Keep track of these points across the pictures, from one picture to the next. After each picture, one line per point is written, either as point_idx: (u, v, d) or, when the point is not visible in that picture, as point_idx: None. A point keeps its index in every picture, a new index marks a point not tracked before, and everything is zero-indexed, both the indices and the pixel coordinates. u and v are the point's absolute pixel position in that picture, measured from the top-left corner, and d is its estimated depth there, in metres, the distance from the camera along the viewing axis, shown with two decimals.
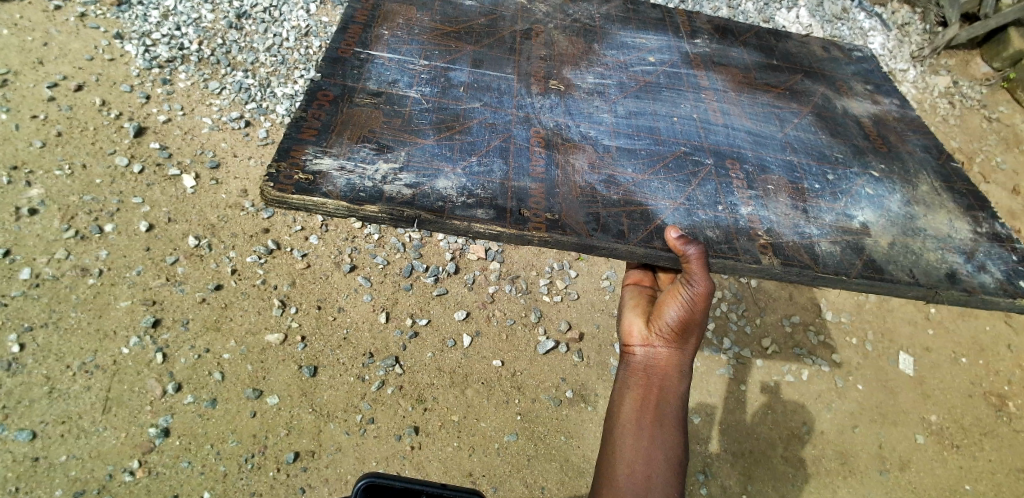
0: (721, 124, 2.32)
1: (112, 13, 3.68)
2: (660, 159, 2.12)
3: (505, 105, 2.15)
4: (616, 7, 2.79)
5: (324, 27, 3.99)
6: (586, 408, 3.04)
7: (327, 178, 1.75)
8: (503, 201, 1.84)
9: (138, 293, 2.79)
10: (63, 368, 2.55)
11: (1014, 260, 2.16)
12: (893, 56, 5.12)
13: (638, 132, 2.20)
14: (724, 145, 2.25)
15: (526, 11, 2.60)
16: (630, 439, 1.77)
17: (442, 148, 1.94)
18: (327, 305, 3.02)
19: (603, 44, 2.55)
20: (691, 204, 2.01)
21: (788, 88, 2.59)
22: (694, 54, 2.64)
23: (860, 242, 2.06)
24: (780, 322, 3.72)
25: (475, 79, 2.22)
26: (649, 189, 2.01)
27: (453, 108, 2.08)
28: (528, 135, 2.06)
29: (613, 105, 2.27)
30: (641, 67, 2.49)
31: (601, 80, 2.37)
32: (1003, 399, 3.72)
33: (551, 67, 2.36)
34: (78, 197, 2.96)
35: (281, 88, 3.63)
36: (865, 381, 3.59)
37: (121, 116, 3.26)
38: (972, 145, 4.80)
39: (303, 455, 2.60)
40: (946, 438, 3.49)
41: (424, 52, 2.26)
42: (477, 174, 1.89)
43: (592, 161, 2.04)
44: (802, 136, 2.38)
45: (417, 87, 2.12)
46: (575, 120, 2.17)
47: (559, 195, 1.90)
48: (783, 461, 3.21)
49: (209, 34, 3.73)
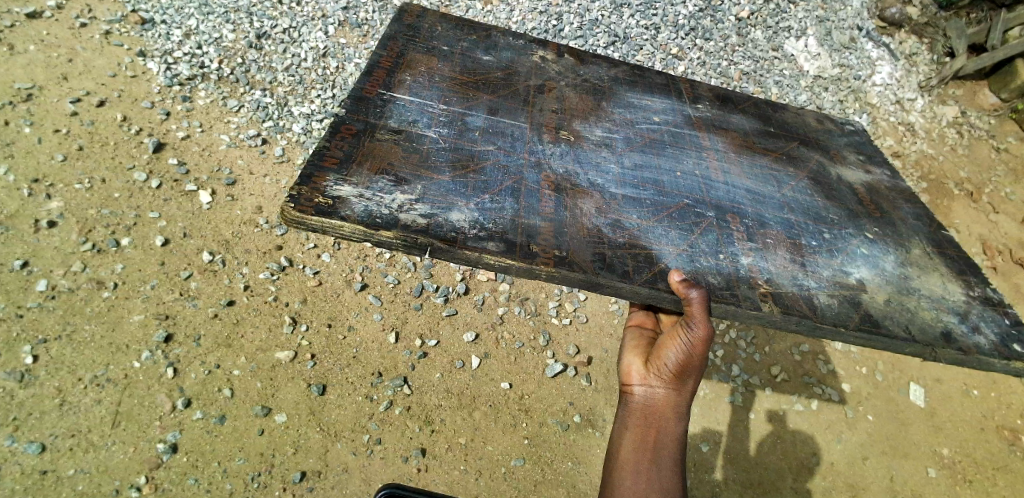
0: (721, 182, 2.34)
1: (136, 31, 3.75)
2: (664, 209, 2.14)
3: (518, 149, 2.18)
4: (622, 71, 2.80)
5: (341, 48, 4.04)
6: (594, 433, 3.03)
7: (345, 202, 1.78)
8: (514, 235, 1.86)
9: (152, 307, 2.81)
10: (75, 381, 2.56)
11: (1007, 324, 2.18)
12: (901, 85, 5.11)
13: (643, 182, 2.22)
14: (725, 201, 2.26)
15: (540, 68, 2.65)
16: (626, 484, 1.79)
17: (457, 183, 1.97)
18: (337, 323, 3.04)
19: (608, 102, 2.58)
20: (693, 250, 2.02)
21: (784, 149, 2.64)
22: (697, 117, 2.65)
23: (856, 297, 2.07)
24: (789, 351, 3.70)
25: (491, 124, 2.26)
26: (653, 235, 2.02)
27: (469, 148, 2.12)
28: (540, 178, 2.09)
29: (620, 157, 2.30)
30: (646, 126, 2.51)
31: (609, 134, 2.40)
32: (1016, 433, 3.67)
33: (562, 119, 2.40)
34: (96, 210, 3.00)
35: (298, 107, 3.69)
36: (875, 411, 3.55)
37: (141, 131, 3.32)
38: (982, 176, 4.81)
39: (310, 475, 2.59)
40: (958, 473, 3.44)
41: (443, 97, 2.31)
42: (489, 209, 1.92)
43: (599, 206, 2.06)
44: (800, 199, 2.39)
45: (436, 127, 2.16)
46: (584, 168, 2.20)
47: (568, 234, 1.92)
48: (794, 493, 3.16)
49: (229, 53, 3.80)
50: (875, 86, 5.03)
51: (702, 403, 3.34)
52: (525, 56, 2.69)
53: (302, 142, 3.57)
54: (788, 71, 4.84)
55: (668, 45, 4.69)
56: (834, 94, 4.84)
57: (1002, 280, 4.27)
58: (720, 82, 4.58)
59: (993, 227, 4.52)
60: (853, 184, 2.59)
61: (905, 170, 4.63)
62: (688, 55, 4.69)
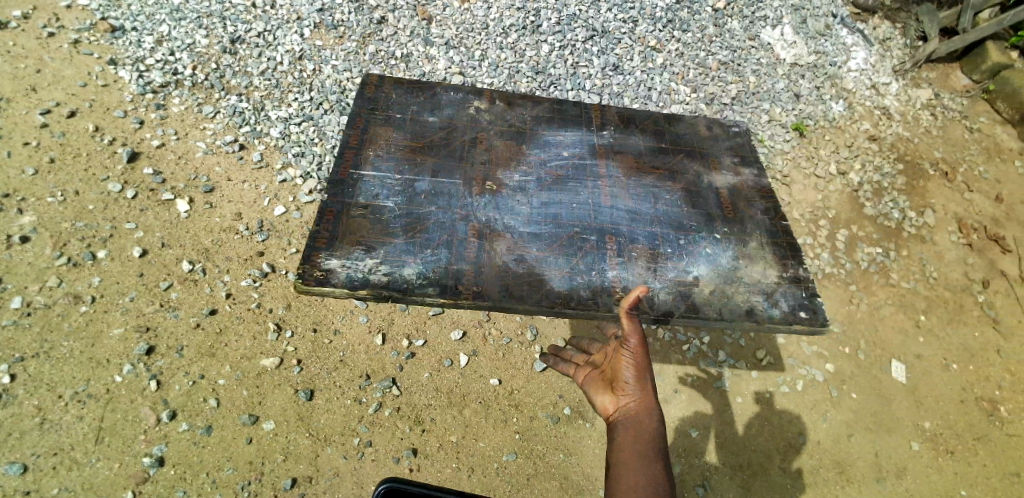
0: (624, 196, 2.44)
1: (105, 39, 3.67)
2: (560, 231, 2.29)
3: (458, 201, 2.31)
4: (543, 108, 2.71)
5: (317, 51, 3.97)
6: (584, 425, 3.04)
7: (333, 272, 2.06)
8: (448, 280, 2.11)
9: (133, 319, 2.77)
10: (55, 398, 2.52)
11: (805, 299, 2.29)
12: (876, 70, 5.18)
13: (551, 212, 2.34)
14: (620, 227, 2.34)
15: (474, 97, 2.69)
16: (617, 485, 1.69)
17: (410, 244, 2.17)
18: (322, 327, 3.01)
19: (512, 143, 2.54)
20: (576, 269, 2.21)
21: (677, 153, 2.63)
22: (600, 144, 2.61)
23: (690, 290, 2.24)
24: (774, 334, 3.69)
25: (438, 182, 2.34)
26: (546, 259, 2.21)
27: (421, 209, 2.26)
28: (470, 228, 2.24)
29: (534, 195, 2.38)
30: (562, 150, 2.56)
31: (530, 171, 2.46)
32: (994, 405, 3.75)
33: (490, 160, 2.46)
34: (70, 223, 2.94)
35: (275, 111, 3.64)
36: (859, 390, 3.61)
37: (114, 141, 3.26)
38: (955, 155, 4.90)
39: (301, 481, 2.59)
40: (941, 446, 3.52)
41: (401, 166, 2.37)
42: (432, 260, 2.15)
43: (511, 243, 2.23)
44: (621, 202, 2.42)
45: (394, 194, 2.28)
46: (504, 211, 2.31)
47: (483, 274, 2.13)
48: (781, 473, 3.23)
49: (202, 59, 3.73)
50: (850, 72, 5.09)
51: (690, 391, 3.37)
52: (462, 109, 2.62)
53: (281, 146, 3.52)
54: (765, 59, 4.87)
55: (646, 37, 4.70)
56: (811, 80, 4.88)
57: (978, 257, 4.37)
58: (699, 73, 4.61)
59: (968, 206, 4.61)
60: (727, 184, 2.57)
61: (882, 153, 4.70)
62: (667, 46, 4.70)
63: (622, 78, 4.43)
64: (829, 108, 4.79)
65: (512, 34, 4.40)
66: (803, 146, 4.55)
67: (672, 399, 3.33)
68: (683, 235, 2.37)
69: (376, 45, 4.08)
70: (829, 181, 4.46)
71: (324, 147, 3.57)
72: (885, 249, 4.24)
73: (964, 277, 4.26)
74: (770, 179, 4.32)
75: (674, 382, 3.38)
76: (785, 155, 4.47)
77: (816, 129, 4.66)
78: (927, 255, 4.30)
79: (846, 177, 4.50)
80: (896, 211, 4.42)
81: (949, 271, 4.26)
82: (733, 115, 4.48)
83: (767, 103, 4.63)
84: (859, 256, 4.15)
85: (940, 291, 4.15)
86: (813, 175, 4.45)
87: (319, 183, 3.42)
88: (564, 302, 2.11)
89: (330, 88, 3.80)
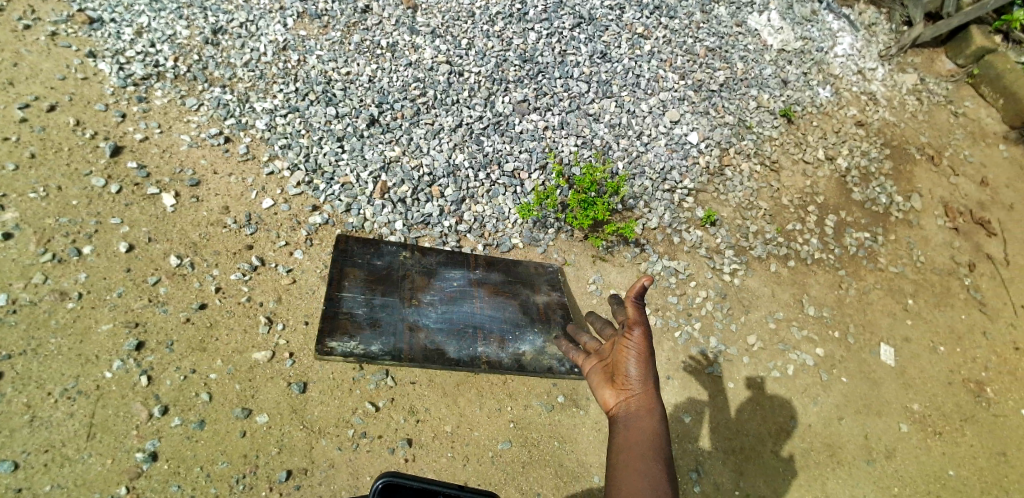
0: (500, 308, 3.31)
1: (84, 31, 3.58)
2: (458, 331, 3.13)
3: (400, 308, 3.10)
4: (444, 251, 3.40)
5: (302, 41, 3.92)
6: (578, 412, 3.11)
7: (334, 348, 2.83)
8: (401, 350, 2.95)
9: (121, 315, 2.74)
10: (44, 395, 2.48)
11: None
12: (862, 55, 5.21)
13: (455, 322, 3.16)
14: (487, 324, 3.21)
15: (406, 215, 3.48)
16: (622, 483, 1.76)
17: (375, 334, 2.96)
18: (314, 321, 3.00)
19: (423, 276, 3.26)
20: (470, 340, 3.12)
21: (520, 281, 3.42)
22: (475, 276, 3.36)
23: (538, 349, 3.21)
24: (764, 320, 3.72)
25: (387, 299, 3.11)
26: (448, 348, 3.05)
27: (384, 314, 3.05)
28: (405, 327, 3.04)
29: (444, 307, 3.20)
30: (461, 278, 3.34)
31: (440, 290, 3.25)
32: (980, 386, 3.83)
33: (412, 281, 3.23)
34: (54, 219, 2.89)
35: (260, 103, 3.59)
36: (849, 373, 3.66)
37: (97, 135, 3.21)
38: (941, 140, 4.95)
39: (296, 473, 2.60)
40: (929, 427, 3.59)
41: (366, 282, 3.13)
42: (390, 341, 2.96)
43: (428, 336, 3.06)
44: (486, 311, 3.26)
45: (360, 300, 3.05)
46: (424, 317, 3.13)
47: (406, 355, 2.95)
48: (773, 456, 3.28)
49: (185, 50, 3.66)
50: (837, 57, 5.11)
51: (683, 377, 3.39)
52: (398, 253, 3.30)
53: (267, 139, 3.48)
54: (751, 45, 4.88)
55: (633, 24, 4.69)
56: (798, 66, 4.89)
57: (963, 240, 4.44)
58: (686, 60, 4.60)
59: (953, 190, 4.67)
60: (544, 300, 3.39)
61: (869, 138, 4.73)
62: (654, 33, 4.68)
63: (610, 66, 4.41)
64: (816, 94, 4.82)
65: (499, 22, 4.37)
66: (790, 132, 4.58)
67: (665, 385, 3.34)
68: (539, 323, 3.31)
69: (362, 35, 4.04)
70: (817, 166, 4.48)
71: (311, 139, 3.55)
72: (873, 234, 4.28)
73: (951, 261, 4.32)
74: (759, 165, 4.34)
75: (667, 368, 3.40)
76: (773, 142, 4.48)
77: (804, 115, 4.69)
78: (914, 239, 4.35)
79: (834, 163, 4.52)
80: (883, 196, 4.46)
81: (936, 255, 4.31)
82: (721, 101, 4.48)
83: (755, 89, 4.64)
84: (847, 241, 4.19)
85: (927, 274, 4.21)
86: (801, 161, 4.47)
87: (307, 175, 3.41)
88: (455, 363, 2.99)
89: (316, 79, 3.76)
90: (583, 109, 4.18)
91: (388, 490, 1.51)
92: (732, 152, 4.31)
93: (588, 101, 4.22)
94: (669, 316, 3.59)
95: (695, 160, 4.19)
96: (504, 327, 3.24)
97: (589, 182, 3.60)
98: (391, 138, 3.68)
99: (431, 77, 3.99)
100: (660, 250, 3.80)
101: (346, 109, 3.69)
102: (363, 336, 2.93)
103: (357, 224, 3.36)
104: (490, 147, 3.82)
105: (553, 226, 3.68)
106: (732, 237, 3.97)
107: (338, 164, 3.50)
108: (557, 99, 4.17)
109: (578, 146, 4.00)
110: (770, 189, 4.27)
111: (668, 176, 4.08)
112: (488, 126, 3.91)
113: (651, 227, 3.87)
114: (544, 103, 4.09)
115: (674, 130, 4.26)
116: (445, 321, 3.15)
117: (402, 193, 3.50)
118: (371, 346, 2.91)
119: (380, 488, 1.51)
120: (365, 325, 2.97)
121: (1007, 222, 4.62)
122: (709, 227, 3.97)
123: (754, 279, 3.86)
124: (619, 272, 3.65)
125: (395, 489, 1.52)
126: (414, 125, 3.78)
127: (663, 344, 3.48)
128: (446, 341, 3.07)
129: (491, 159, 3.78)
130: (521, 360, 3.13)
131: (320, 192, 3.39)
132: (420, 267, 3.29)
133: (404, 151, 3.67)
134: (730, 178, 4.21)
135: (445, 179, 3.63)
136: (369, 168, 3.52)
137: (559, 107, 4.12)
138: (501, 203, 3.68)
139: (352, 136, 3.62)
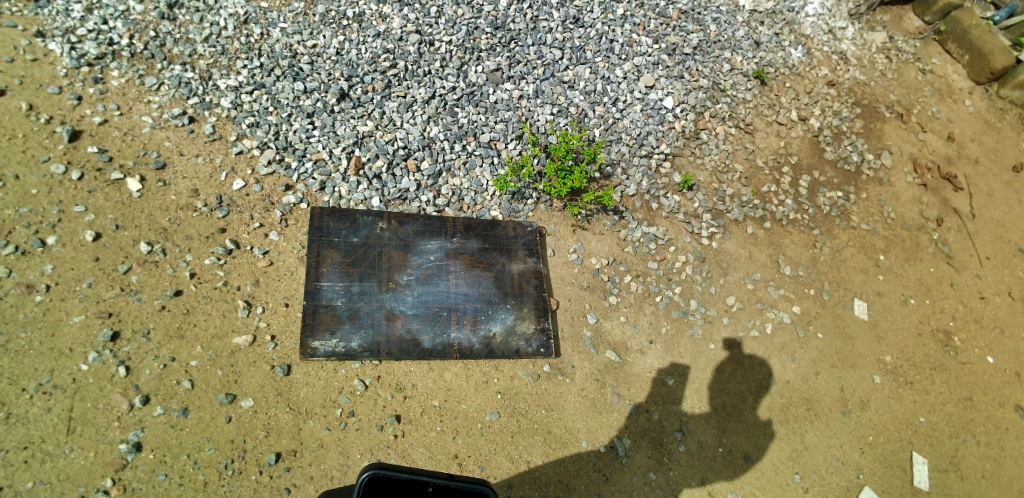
0: (476, 290, 3.28)
1: (29, 9, 3.36)
2: (433, 316, 3.11)
3: (375, 296, 3.07)
4: (420, 222, 3.36)
5: (263, 13, 3.76)
6: (564, 380, 3.18)
7: (315, 348, 2.85)
8: (378, 345, 2.95)
9: (93, 306, 2.66)
10: (18, 391, 2.42)
11: None
12: (832, 15, 5.20)
13: (431, 307, 3.14)
14: (460, 305, 3.19)
15: (381, 189, 3.41)
16: None
17: (354, 329, 2.95)
18: (294, 302, 2.96)
19: (400, 252, 3.23)
20: (445, 326, 3.11)
21: (496, 248, 3.42)
22: (452, 246, 3.35)
23: (513, 329, 3.22)
24: (743, 281, 3.78)
25: (361, 287, 3.07)
26: (424, 332, 3.06)
27: (360, 307, 3.01)
28: (383, 316, 3.03)
29: (418, 292, 3.16)
30: (436, 258, 3.28)
31: (414, 273, 3.20)
32: (948, 336, 3.98)
33: (386, 267, 3.16)
34: (13, 210, 2.76)
35: (224, 80, 3.45)
36: (824, 329, 3.76)
37: (52, 120, 3.05)
38: (910, 97, 5.01)
39: (285, 455, 2.62)
40: (900, 377, 3.74)
41: (345, 272, 3.08)
42: (368, 335, 2.96)
43: (406, 323, 3.05)
44: (461, 288, 3.25)
45: (338, 295, 3.01)
46: (399, 302, 3.10)
47: (384, 344, 2.96)
48: (754, 414, 3.38)
49: (139, 27, 3.49)
50: (808, 17, 5.10)
51: (664, 341, 3.45)
52: (374, 228, 3.25)
53: (234, 117, 3.36)
54: (724, 7, 4.85)
55: None
56: (770, 27, 4.90)
57: (932, 196, 4.55)
58: (659, 23, 4.57)
59: (922, 146, 4.77)
60: (519, 270, 3.40)
61: (840, 98, 4.77)
62: None
63: (583, 31, 4.35)
64: (788, 55, 4.82)
65: None
66: (764, 93, 4.59)
67: (647, 349, 3.40)
68: (514, 296, 3.32)
69: (326, 5, 3.89)
70: (791, 127, 4.51)
71: (280, 116, 3.44)
72: (845, 192, 4.36)
73: (920, 216, 4.43)
74: (734, 128, 4.35)
75: (650, 333, 3.46)
76: (747, 104, 4.49)
77: (777, 76, 4.69)
78: (885, 196, 4.43)
79: (807, 123, 4.56)
80: (855, 155, 4.53)
81: (905, 211, 4.42)
82: (695, 65, 4.46)
83: (728, 52, 4.62)
84: (821, 201, 4.27)
85: (897, 230, 4.31)
86: (775, 122, 4.50)
87: (278, 153, 3.32)
88: (430, 356, 3.01)
89: (281, 53, 3.63)
90: (557, 77, 4.12)
91: (373, 485, 1.34)
92: (707, 116, 4.31)
93: (561, 68, 4.16)
94: (650, 281, 3.63)
95: (671, 125, 4.18)
96: (478, 307, 3.23)
97: (565, 150, 3.58)
98: (363, 112, 3.60)
99: (401, 47, 3.88)
100: (639, 217, 3.82)
101: (315, 83, 3.58)
102: (342, 331, 2.92)
103: (333, 201, 3.29)
104: (464, 119, 3.77)
105: (531, 197, 3.67)
106: (710, 201, 4.00)
107: (309, 141, 3.41)
108: (530, 67, 4.10)
109: (554, 115, 3.97)
110: (745, 151, 4.29)
111: (645, 141, 4.06)
112: (462, 96, 3.84)
113: (629, 194, 3.88)
114: (517, 71, 4.03)
115: (649, 95, 4.24)
116: (421, 305, 3.13)
117: (377, 168, 3.44)
118: (352, 342, 2.92)
119: (365, 482, 1.33)
120: (345, 319, 2.96)
121: (973, 176, 4.74)
122: (686, 192, 4.00)
123: (732, 241, 3.91)
124: (599, 241, 3.66)
125: (382, 482, 1.34)
126: (386, 98, 3.69)
127: (645, 308, 3.53)
128: (421, 329, 3.06)
129: (467, 131, 3.74)
130: (491, 344, 3.14)
131: (292, 170, 3.30)
132: (396, 243, 3.25)
133: (377, 125, 3.60)
134: (706, 141, 4.22)
135: (421, 152, 3.58)
136: (342, 144, 3.44)
137: (533, 75, 4.06)
138: (479, 175, 3.64)
139: (323, 112, 3.52)
